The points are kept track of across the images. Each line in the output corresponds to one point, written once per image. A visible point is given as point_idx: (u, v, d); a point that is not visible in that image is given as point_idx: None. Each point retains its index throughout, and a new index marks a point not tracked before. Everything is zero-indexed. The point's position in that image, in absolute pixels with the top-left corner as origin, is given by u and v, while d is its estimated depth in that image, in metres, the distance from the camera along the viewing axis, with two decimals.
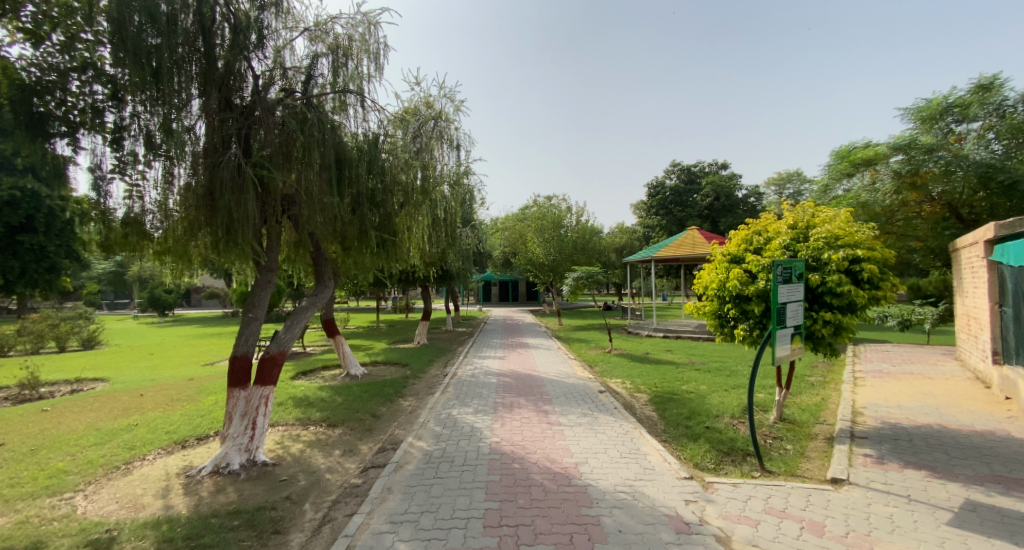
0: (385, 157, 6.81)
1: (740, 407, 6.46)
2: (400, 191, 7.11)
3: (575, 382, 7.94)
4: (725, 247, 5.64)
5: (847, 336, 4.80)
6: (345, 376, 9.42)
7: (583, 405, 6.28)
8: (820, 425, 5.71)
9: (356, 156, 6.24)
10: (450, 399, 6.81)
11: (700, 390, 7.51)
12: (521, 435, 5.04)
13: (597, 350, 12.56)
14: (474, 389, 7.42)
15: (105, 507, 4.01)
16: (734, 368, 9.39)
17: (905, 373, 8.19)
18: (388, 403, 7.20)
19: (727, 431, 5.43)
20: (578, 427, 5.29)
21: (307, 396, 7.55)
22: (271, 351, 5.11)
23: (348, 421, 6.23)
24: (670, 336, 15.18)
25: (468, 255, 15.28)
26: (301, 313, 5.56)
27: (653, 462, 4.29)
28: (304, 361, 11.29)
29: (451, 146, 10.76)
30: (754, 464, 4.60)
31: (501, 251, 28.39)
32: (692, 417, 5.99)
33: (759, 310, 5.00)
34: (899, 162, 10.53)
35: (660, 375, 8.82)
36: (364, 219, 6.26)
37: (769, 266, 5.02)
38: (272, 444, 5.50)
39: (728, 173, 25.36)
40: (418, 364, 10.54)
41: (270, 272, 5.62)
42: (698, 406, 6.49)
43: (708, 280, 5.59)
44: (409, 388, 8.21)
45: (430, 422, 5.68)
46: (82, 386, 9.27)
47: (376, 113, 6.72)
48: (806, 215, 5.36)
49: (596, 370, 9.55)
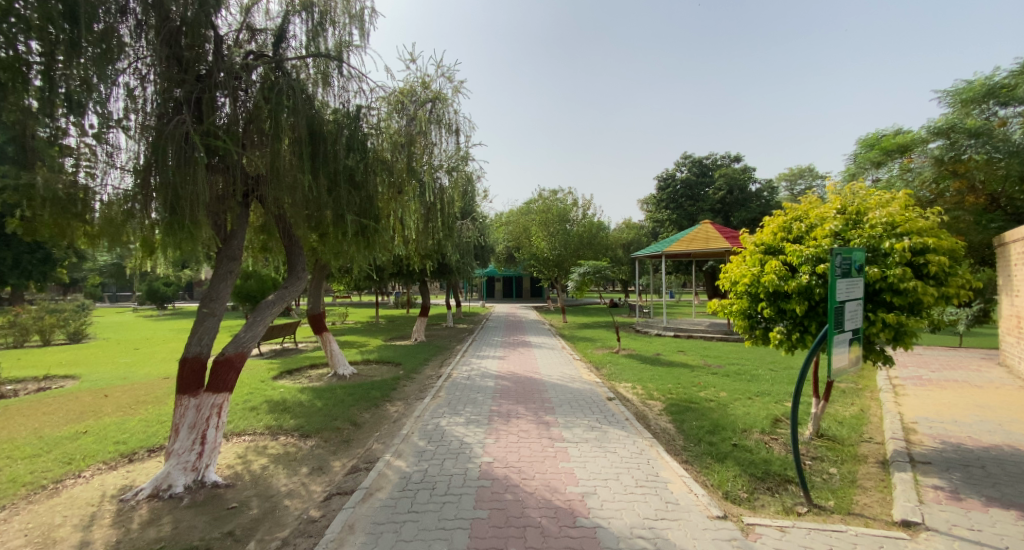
0: (369, 133, 6.06)
1: (769, 419, 5.66)
2: (385, 172, 6.34)
3: (581, 387, 7.16)
4: (757, 236, 4.85)
5: (910, 343, 3.98)
6: (332, 376, 8.73)
7: (589, 416, 5.49)
8: (866, 443, 4.90)
9: (334, 129, 5.50)
10: (439, 406, 6.06)
11: (721, 399, 6.70)
12: (518, 454, 4.28)
13: (605, 349, 11.78)
14: (469, 394, 6.67)
15: (8, 541, 3.31)
16: (756, 374, 8.56)
17: (949, 381, 7.35)
18: (372, 409, 6.47)
19: (758, 450, 4.65)
20: (585, 445, 4.52)
21: (284, 399, 6.83)
22: (226, 353, 4.40)
23: (322, 431, 5.50)
24: (681, 335, 14.36)
25: (468, 249, 14.50)
26: (265, 308, 4.83)
27: (676, 494, 3.52)
28: (291, 359, 10.59)
29: (448, 131, 9.96)
30: (797, 496, 3.82)
31: (505, 246, 27.58)
32: (715, 431, 5.21)
33: (801, 310, 4.18)
34: (939, 147, 9.70)
35: (675, 380, 8.01)
36: (341, 202, 5.50)
37: (814, 257, 4.21)
38: (232, 458, 4.78)
39: (741, 166, 24.39)
40: (411, 363, 9.82)
41: (231, 261, 4.89)
42: (721, 417, 5.72)
43: (738, 275, 4.81)
44: (398, 391, 7.49)
45: (414, 435, 4.93)
46: (50, 384, 8.67)
47: (361, 84, 5.97)
48: (857, 198, 4.53)
49: (603, 373, 8.76)
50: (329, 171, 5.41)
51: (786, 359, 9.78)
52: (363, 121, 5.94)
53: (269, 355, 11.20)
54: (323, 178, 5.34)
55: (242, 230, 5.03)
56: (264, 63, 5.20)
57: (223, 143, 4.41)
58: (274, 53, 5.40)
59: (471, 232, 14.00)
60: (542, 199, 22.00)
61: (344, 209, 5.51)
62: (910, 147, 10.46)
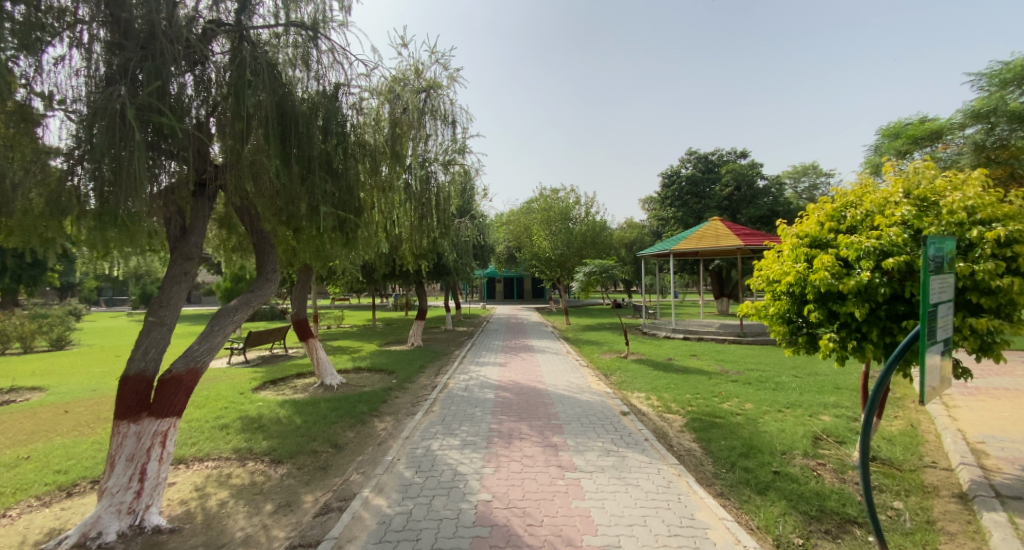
0: (349, 116, 5.36)
1: (808, 438, 4.94)
2: (368, 158, 5.63)
3: (590, 399, 6.44)
4: (798, 227, 4.16)
5: (999, 353, 3.29)
6: (318, 387, 8.03)
7: (602, 436, 4.77)
8: (931, 471, 4.17)
9: (308, 109, 4.82)
10: (432, 424, 5.35)
11: (747, 412, 5.97)
12: (522, 489, 3.56)
13: (612, 354, 11.05)
14: (466, 409, 5.95)
15: None
16: (780, 381, 7.83)
17: (997, 388, 6.65)
18: (357, 426, 5.76)
19: (805, 479, 3.94)
20: (601, 475, 3.81)
21: (259, 415, 6.12)
22: (174, 370, 3.71)
23: (296, 455, 4.79)
24: (692, 338, 13.62)
25: (466, 249, 13.77)
26: (224, 316, 4.13)
27: (721, 547, 2.81)
28: (276, 367, 9.88)
29: (444, 122, 9.31)
30: (868, 544, 3.09)
31: (506, 246, 26.81)
32: (750, 454, 4.49)
33: (862, 314, 3.47)
34: (979, 132, 9.10)
35: (692, 389, 7.29)
36: (317, 192, 4.77)
37: (878, 250, 3.50)
38: (187, 492, 4.08)
39: (749, 161, 23.63)
40: (405, 371, 9.11)
41: (186, 261, 4.19)
42: (753, 436, 5.00)
43: (778, 273, 4.11)
44: (388, 404, 6.78)
45: (400, 462, 4.22)
46: (11, 398, 7.93)
47: (338, 58, 5.22)
48: (922, 179, 3.80)
49: (613, 381, 8.03)
50: (302, 156, 4.74)
51: (810, 365, 9.04)
52: (342, 101, 5.25)
53: (255, 362, 10.49)
54: (294, 164, 4.65)
55: (200, 224, 4.37)
56: (224, 30, 4.48)
57: (170, 120, 3.72)
58: (237, 22, 4.65)
59: (470, 231, 13.28)
60: (543, 197, 21.28)
61: (319, 199, 4.78)
62: (943, 134, 9.88)
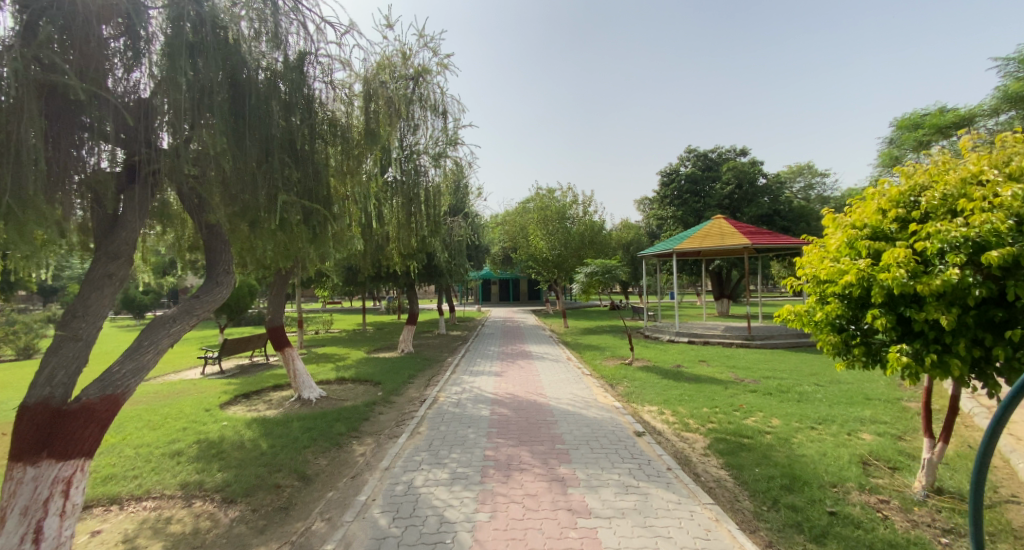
0: (319, 90, 4.61)
1: (856, 464, 4.24)
2: (341, 141, 4.91)
3: (597, 415, 5.71)
4: (852, 216, 3.49)
5: None
6: (294, 401, 7.25)
7: (618, 465, 4.04)
8: (1014, 508, 3.47)
9: (266, 80, 4.09)
10: (418, 450, 4.59)
11: (777, 430, 5.26)
12: (526, 546, 2.80)
13: (616, 360, 10.30)
14: (458, 430, 5.18)
15: None
16: (803, 392, 7.14)
17: None
18: (332, 451, 5.00)
19: (869, 523, 3.23)
20: (624, 522, 3.08)
21: (220, 438, 5.34)
22: (85, 398, 2.98)
23: (253, 492, 4.00)
24: (697, 341, 12.95)
25: (459, 249, 13.02)
26: (157, 328, 3.40)
27: None
28: (252, 378, 9.07)
29: (434, 112, 8.63)
30: None
31: (500, 246, 26.02)
32: (794, 486, 3.77)
33: (948, 321, 2.79)
34: (1014, 118, 8.63)
35: (709, 401, 6.59)
36: (277, 178, 4.07)
37: (970, 242, 2.82)
38: (111, 544, 3.29)
39: (750, 160, 22.99)
40: (392, 382, 8.34)
41: (111, 260, 3.43)
42: (791, 462, 4.29)
43: (829, 272, 3.43)
44: (370, 422, 6.02)
45: (375, 505, 3.46)
46: None
47: (305, 20, 4.42)
48: (1014, 154, 3.10)
49: (620, 393, 7.31)
50: (259, 136, 4.01)
51: (831, 373, 8.37)
52: (310, 74, 4.50)
53: (231, 373, 9.66)
54: (249, 144, 3.93)
55: (137, 216, 3.60)
56: None
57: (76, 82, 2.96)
58: None
59: (463, 230, 12.71)
60: (539, 196, 20.53)
61: (280, 187, 4.08)
62: (968, 122, 9.44)
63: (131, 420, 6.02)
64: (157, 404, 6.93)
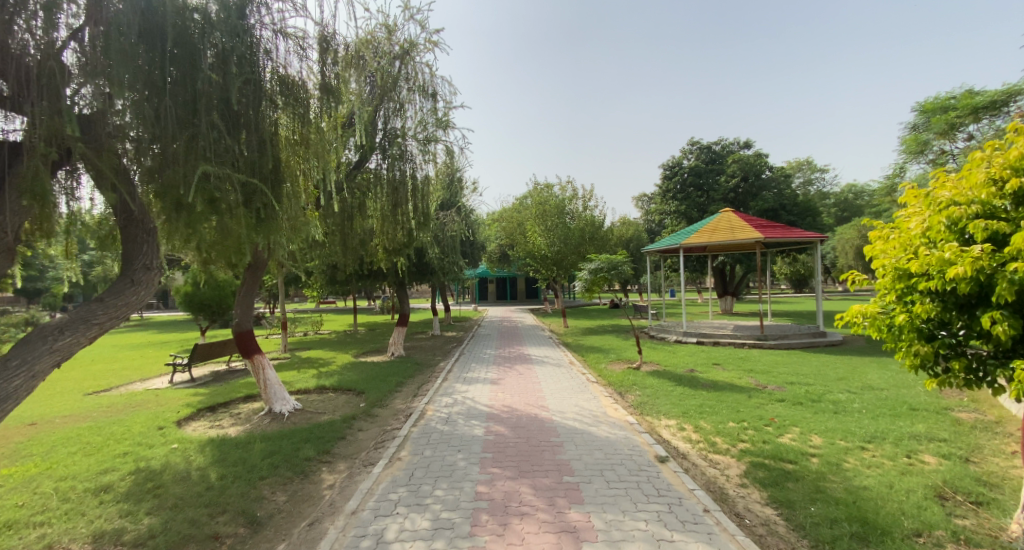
0: (260, 36, 4.08)
1: (934, 500, 3.44)
2: (290, 102, 4.29)
3: (609, 434, 4.89)
4: (953, 190, 2.68)
5: None
6: (263, 416, 6.40)
7: (643, 507, 3.22)
8: None
9: (196, 27, 3.60)
10: (395, 486, 3.75)
11: (822, 451, 4.46)
12: None
13: (622, 364, 9.49)
14: (447, 457, 4.33)
15: None
16: (837, 401, 6.33)
17: None
18: (294, 484, 4.16)
19: None
20: None
21: (163, 466, 4.50)
22: None
23: (182, 545, 3.16)
24: (707, 342, 12.15)
25: (452, 246, 12.15)
26: (34, 343, 2.76)
27: None
28: (222, 388, 8.19)
29: (422, 93, 7.74)
30: None
31: (496, 243, 25.05)
32: (869, 537, 2.96)
33: None
34: None
35: (734, 414, 5.77)
36: (204, 145, 3.51)
37: None
38: None
39: (756, 152, 22.18)
40: (376, 391, 7.49)
41: None
42: (854, 498, 3.48)
43: (920, 263, 2.64)
44: (344, 443, 5.17)
45: None
46: None
47: None
48: None
49: (631, 404, 6.48)
50: (185, 94, 3.55)
51: (861, 378, 7.58)
52: (252, 20, 4.01)
53: (202, 381, 8.81)
54: (169, 105, 3.43)
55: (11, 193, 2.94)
56: None
57: None
58: None
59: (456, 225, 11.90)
60: (537, 191, 19.66)
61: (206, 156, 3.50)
62: (1006, 102, 9.00)
63: (65, 444, 5.15)
64: (105, 421, 6.08)
